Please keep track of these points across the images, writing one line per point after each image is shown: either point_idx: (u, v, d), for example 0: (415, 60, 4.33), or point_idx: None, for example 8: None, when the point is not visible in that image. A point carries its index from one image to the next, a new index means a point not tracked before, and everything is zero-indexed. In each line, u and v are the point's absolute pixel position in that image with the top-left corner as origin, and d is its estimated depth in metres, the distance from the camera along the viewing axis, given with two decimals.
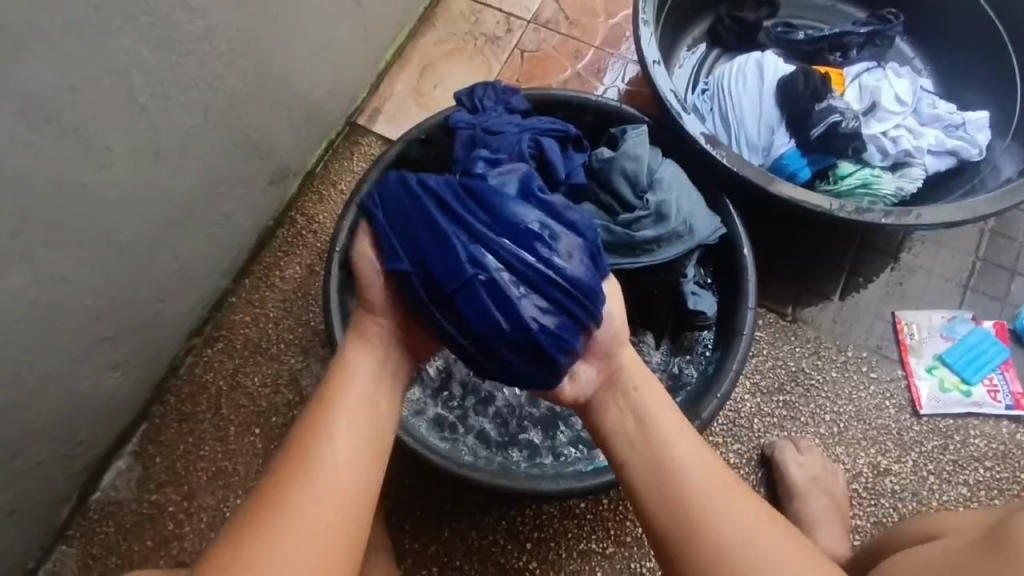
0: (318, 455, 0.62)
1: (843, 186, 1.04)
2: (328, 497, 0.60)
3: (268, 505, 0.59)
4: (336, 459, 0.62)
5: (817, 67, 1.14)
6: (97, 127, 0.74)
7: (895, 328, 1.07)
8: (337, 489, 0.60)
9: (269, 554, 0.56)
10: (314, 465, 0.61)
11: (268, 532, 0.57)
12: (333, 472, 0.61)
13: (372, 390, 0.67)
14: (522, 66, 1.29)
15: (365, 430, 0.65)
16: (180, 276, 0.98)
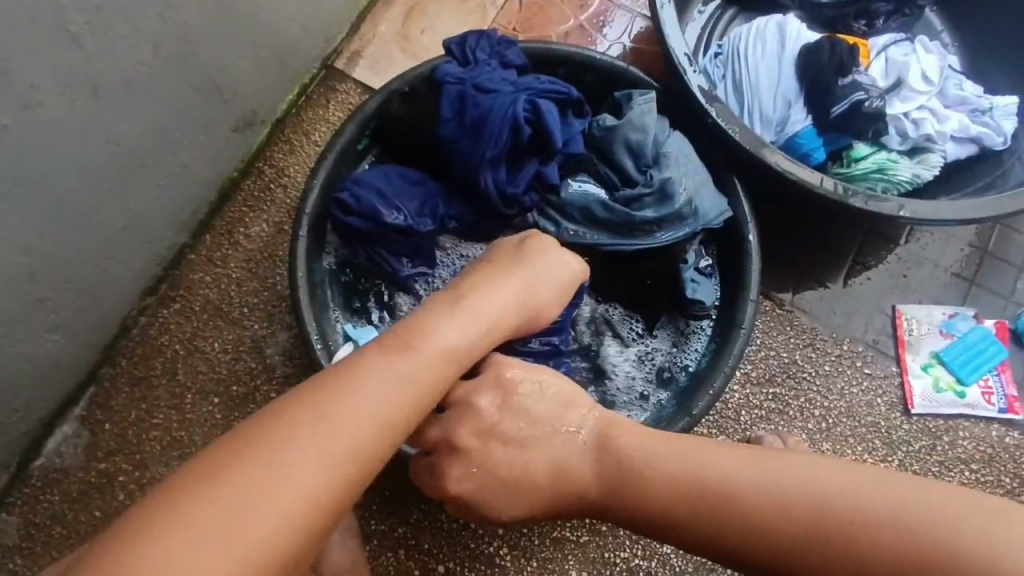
0: (357, 386, 0.55)
1: (857, 170, 0.96)
2: (355, 435, 0.53)
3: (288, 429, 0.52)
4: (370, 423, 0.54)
5: (842, 36, 1.05)
6: (19, 58, 0.63)
7: (894, 323, 1.02)
8: (366, 429, 0.53)
9: (257, 485, 0.49)
10: (348, 395, 0.54)
11: (277, 449, 0.51)
12: (364, 412, 0.54)
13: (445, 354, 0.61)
14: (520, 13, 1.17)
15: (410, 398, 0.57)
16: (129, 231, 0.88)
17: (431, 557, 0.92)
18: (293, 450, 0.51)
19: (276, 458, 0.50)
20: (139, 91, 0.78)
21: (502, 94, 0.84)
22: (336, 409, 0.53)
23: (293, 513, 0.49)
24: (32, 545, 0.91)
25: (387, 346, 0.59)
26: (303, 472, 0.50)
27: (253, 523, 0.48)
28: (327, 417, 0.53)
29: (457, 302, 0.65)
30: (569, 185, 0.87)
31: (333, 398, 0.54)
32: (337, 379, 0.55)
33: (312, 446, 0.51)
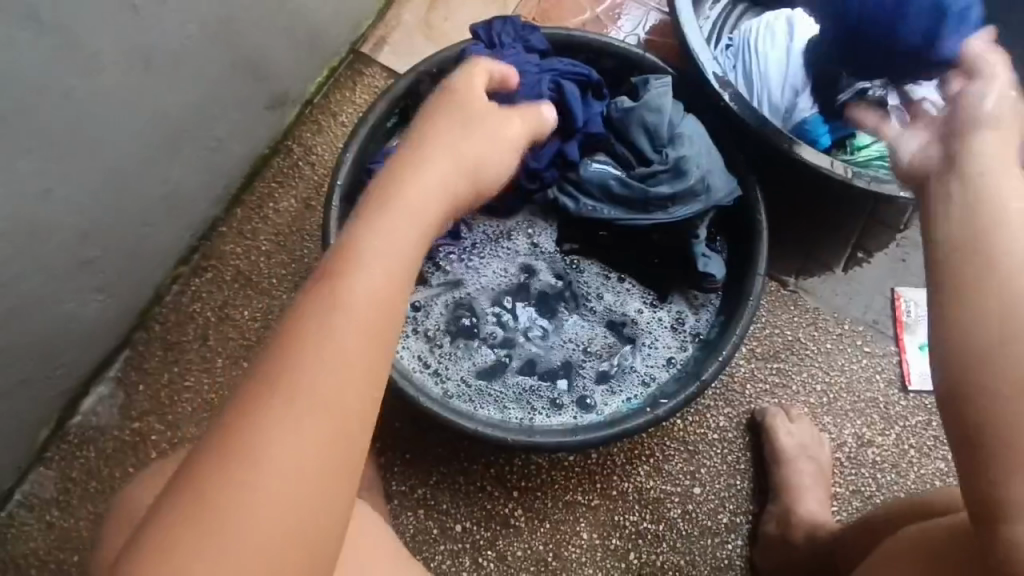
0: (352, 270, 0.51)
1: (860, 157, 1.01)
2: (374, 308, 0.50)
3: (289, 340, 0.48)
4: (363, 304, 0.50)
5: None
6: (85, 28, 0.68)
7: (894, 304, 1.07)
8: (376, 306, 0.50)
9: (269, 411, 0.46)
10: (349, 275, 0.51)
11: (297, 355, 0.47)
12: (371, 289, 0.50)
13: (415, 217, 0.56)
14: (538, 5, 1.22)
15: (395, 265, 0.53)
16: (169, 200, 0.93)
17: (449, 517, 0.97)
18: (314, 354, 0.47)
19: (302, 367, 0.47)
20: (187, 65, 0.82)
21: (528, 74, 0.89)
22: (341, 297, 0.49)
23: (343, 403, 0.47)
24: (68, 498, 0.96)
25: (363, 227, 0.54)
26: (336, 357, 0.48)
27: (305, 425, 0.46)
28: (336, 310, 0.49)
29: (412, 174, 0.59)
30: (588, 162, 0.91)
31: (334, 287, 0.50)
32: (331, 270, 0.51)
33: (333, 337, 0.48)
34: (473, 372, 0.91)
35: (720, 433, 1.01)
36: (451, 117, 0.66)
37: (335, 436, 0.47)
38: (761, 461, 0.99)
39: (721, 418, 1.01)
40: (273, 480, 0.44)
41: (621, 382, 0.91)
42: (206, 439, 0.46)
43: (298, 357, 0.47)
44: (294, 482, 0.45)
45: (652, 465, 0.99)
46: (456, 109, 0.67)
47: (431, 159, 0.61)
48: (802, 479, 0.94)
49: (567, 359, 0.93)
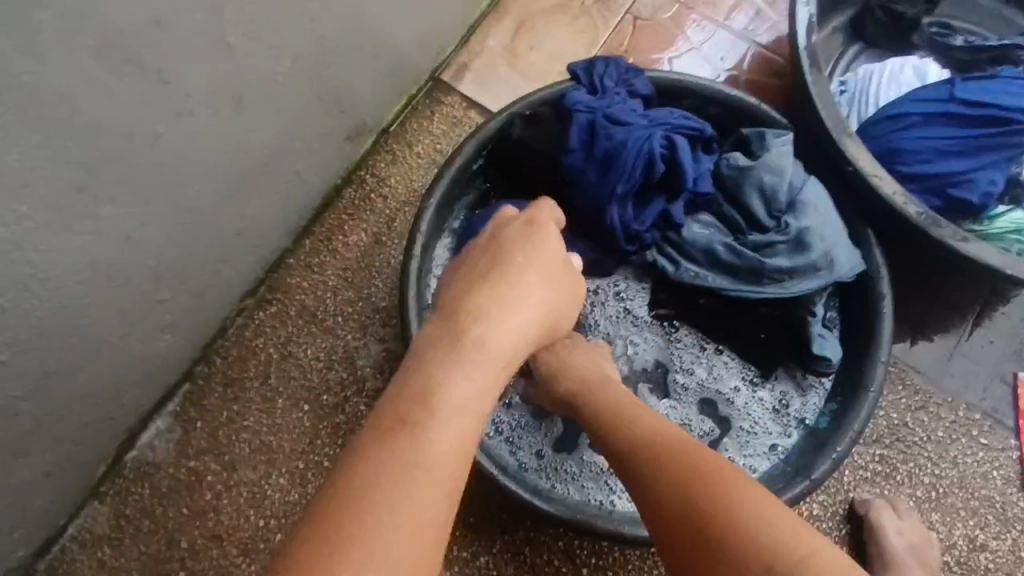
0: (440, 396, 0.48)
1: (989, 231, 0.90)
2: (464, 430, 0.48)
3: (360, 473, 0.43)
4: (445, 439, 0.46)
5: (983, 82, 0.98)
6: (180, 70, 0.63)
7: (1016, 394, 0.96)
8: (470, 431, 0.48)
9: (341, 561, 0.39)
10: (440, 398, 0.48)
11: (389, 474, 0.43)
12: (453, 421, 0.47)
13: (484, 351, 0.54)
14: (631, 36, 1.14)
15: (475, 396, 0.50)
16: (244, 237, 0.88)
17: None
18: (400, 486, 0.43)
19: (397, 489, 0.43)
20: (276, 101, 0.77)
21: (635, 127, 0.81)
22: (430, 421, 0.47)
23: (425, 542, 0.42)
24: (121, 536, 0.93)
25: (447, 355, 0.52)
26: (417, 504, 0.43)
27: (399, 553, 0.41)
28: (430, 435, 0.46)
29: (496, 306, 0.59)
30: (692, 223, 0.83)
31: (424, 410, 0.47)
32: (418, 395, 0.48)
33: (436, 446, 0.45)
34: (549, 444, 0.84)
35: (813, 522, 0.92)
36: (529, 245, 0.66)
37: (423, 568, 0.41)
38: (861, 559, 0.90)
39: (815, 506, 0.92)
40: None
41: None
42: None
43: (394, 476, 0.43)
44: None
45: None
46: (536, 236, 0.66)
47: (516, 294, 0.61)
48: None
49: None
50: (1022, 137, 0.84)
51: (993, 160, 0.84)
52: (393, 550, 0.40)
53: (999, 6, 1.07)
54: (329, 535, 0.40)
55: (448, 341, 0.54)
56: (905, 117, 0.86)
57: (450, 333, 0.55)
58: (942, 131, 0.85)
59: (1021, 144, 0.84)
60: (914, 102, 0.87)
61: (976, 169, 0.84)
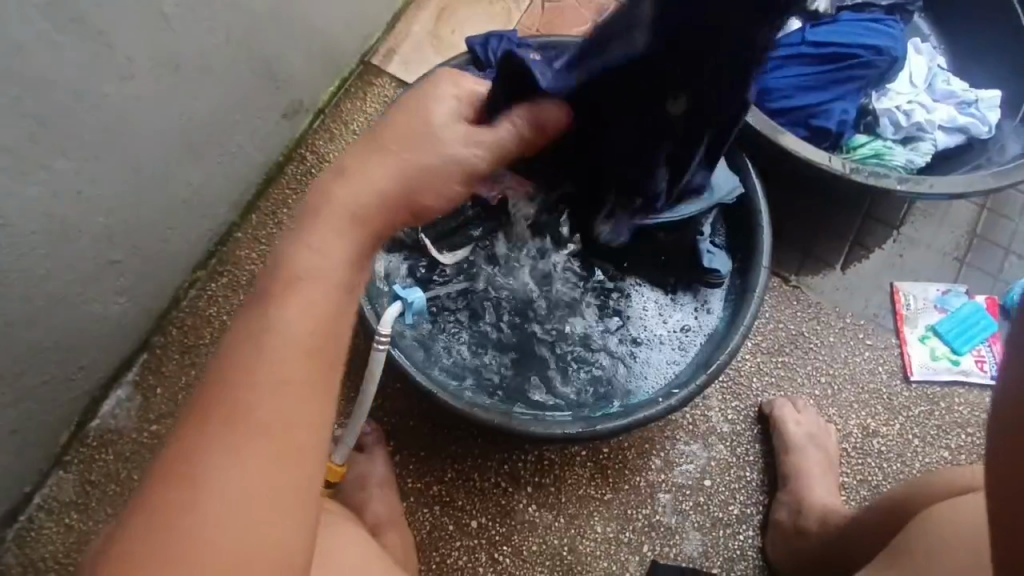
0: (246, 381, 0.51)
1: (855, 156, 1.04)
2: (266, 429, 0.50)
3: (203, 424, 0.50)
4: (271, 392, 0.51)
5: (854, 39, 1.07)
6: (121, 36, 0.71)
7: (892, 298, 1.10)
8: (292, 387, 0.52)
9: (190, 487, 0.48)
10: (230, 425, 0.50)
11: (183, 515, 0.47)
12: (280, 370, 0.52)
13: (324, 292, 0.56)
14: (542, 16, 1.26)
15: (303, 334, 0.54)
16: (191, 204, 0.96)
17: (466, 512, 0.98)
18: (229, 437, 0.49)
19: (231, 443, 0.49)
20: (211, 73, 0.86)
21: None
22: (247, 382, 0.51)
23: (280, 467, 0.50)
24: (87, 501, 0.97)
25: (234, 384, 0.51)
26: (257, 441, 0.50)
27: (243, 481, 0.49)
28: (249, 400, 0.51)
29: (289, 291, 0.55)
30: None
31: (236, 386, 0.51)
32: (205, 430, 0.50)
33: (240, 434, 0.50)
34: (489, 365, 0.94)
35: (729, 426, 1.03)
36: (335, 190, 0.58)
37: (280, 485, 0.50)
38: (771, 451, 1.02)
39: (730, 412, 1.04)
40: (211, 540, 0.47)
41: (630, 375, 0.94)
42: (136, 500, 0.48)
43: (191, 512, 0.47)
44: (237, 543, 0.47)
45: (663, 458, 1.01)
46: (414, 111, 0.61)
47: (304, 281, 0.55)
48: (811, 468, 0.97)
49: (579, 351, 0.96)
50: (865, 71, 0.98)
51: (844, 93, 0.99)
52: (242, 467, 0.49)
53: None
54: (180, 469, 0.48)
55: (235, 360, 0.52)
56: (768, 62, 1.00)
57: (236, 358, 0.52)
58: (800, 70, 0.99)
59: (866, 77, 0.98)
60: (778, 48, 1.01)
61: (830, 101, 0.98)
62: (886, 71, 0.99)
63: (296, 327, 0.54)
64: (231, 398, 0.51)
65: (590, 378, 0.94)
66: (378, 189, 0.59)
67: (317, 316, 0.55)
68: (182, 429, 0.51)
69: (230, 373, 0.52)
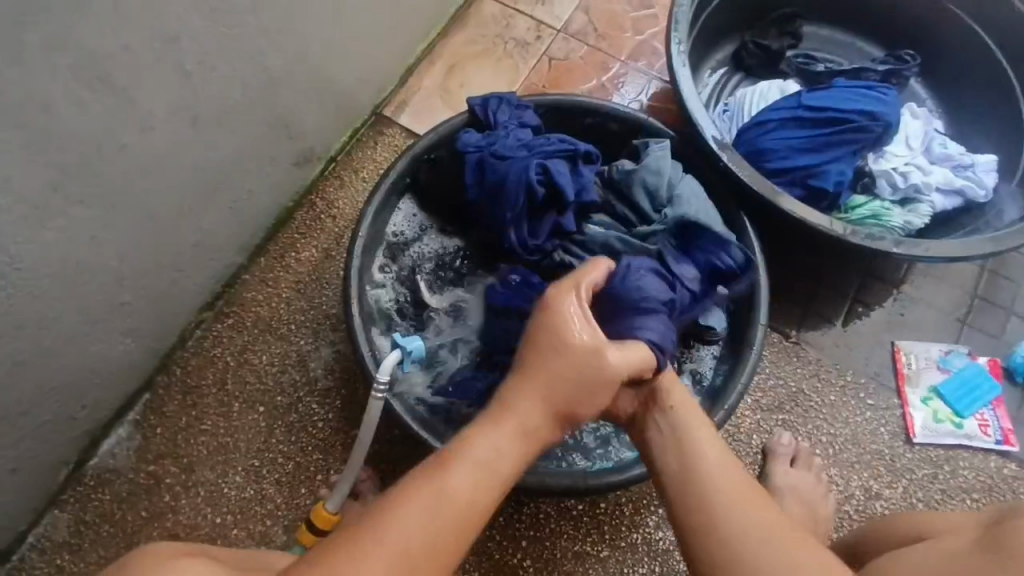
0: (405, 515, 0.56)
1: (853, 217, 1.04)
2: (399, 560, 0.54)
3: (353, 540, 0.55)
4: (413, 530, 0.56)
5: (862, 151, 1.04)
6: (144, 91, 0.75)
7: (894, 357, 1.10)
8: (438, 529, 0.56)
9: None
10: (391, 534, 0.55)
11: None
12: (423, 524, 0.56)
13: (536, 421, 0.65)
14: (549, 73, 1.30)
15: (477, 487, 0.60)
16: (201, 249, 0.98)
17: (458, 567, 0.97)
18: (368, 560, 0.54)
19: (364, 560, 0.54)
20: (229, 124, 0.90)
21: (517, 158, 0.96)
22: (403, 514, 0.56)
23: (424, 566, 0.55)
24: (80, 542, 0.96)
25: (413, 491, 0.58)
26: (399, 548, 0.55)
27: None
28: (388, 530, 0.55)
29: (507, 410, 0.65)
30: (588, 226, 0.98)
31: (381, 521, 0.56)
32: (379, 523, 0.56)
33: (370, 562, 0.54)
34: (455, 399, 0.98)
35: None
36: (477, 439, 0.63)
37: None
38: None
39: None
40: None
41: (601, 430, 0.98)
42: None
43: None
44: None
45: (661, 515, 1.00)
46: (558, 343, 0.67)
47: (482, 442, 0.63)
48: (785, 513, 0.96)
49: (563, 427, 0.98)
50: (860, 135, 1.03)
51: (841, 154, 1.02)
52: None
53: (852, 39, 1.26)
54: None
55: (401, 499, 0.57)
56: (766, 124, 1.05)
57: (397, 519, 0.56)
58: (797, 132, 1.03)
59: (861, 140, 1.03)
60: (776, 110, 1.05)
61: (828, 162, 1.01)
62: (880, 134, 1.04)
63: (465, 492, 0.59)
64: (396, 508, 0.57)
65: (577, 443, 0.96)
66: (546, 416, 0.66)
67: (501, 461, 0.62)
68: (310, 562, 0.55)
69: (372, 526, 0.56)
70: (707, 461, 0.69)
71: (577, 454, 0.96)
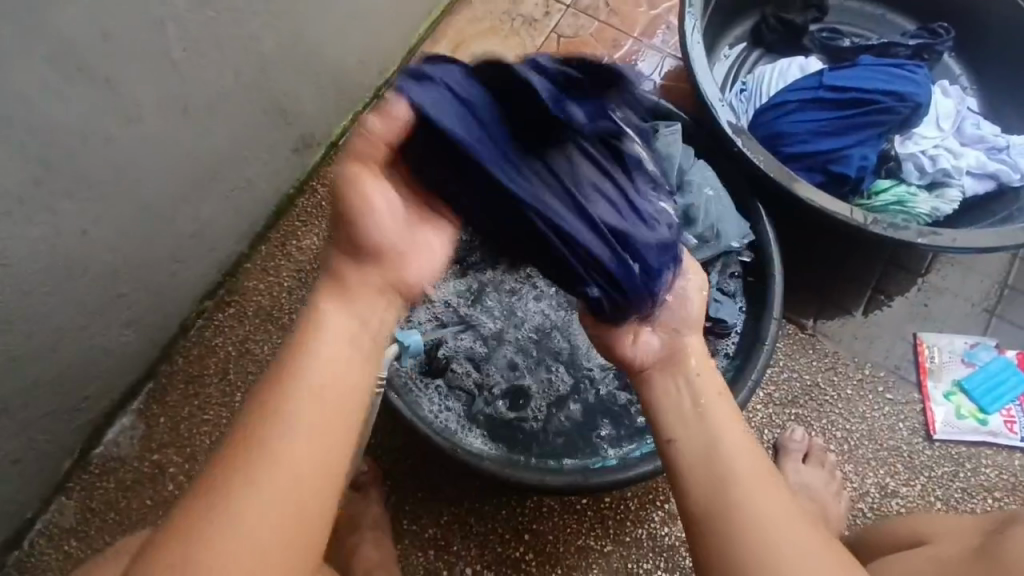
0: (252, 469, 0.46)
1: (876, 202, 0.98)
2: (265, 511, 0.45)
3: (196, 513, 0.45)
4: (269, 479, 0.45)
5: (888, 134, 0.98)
6: (129, 80, 0.73)
7: (916, 350, 1.05)
8: (294, 478, 0.46)
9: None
10: (241, 492, 0.45)
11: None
12: (273, 473, 0.46)
13: (355, 339, 0.53)
14: (557, 51, 1.24)
15: (317, 429, 0.48)
16: (198, 239, 0.97)
17: (460, 559, 0.96)
18: (222, 521, 0.44)
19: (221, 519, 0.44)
20: (221, 111, 0.87)
21: None
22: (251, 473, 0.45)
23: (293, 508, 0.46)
24: (86, 529, 0.97)
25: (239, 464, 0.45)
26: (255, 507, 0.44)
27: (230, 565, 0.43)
28: (233, 492, 0.45)
29: (309, 345, 0.51)
30: None
31: (224, 483, 0.45)
32: (222, 491, 0.45)
33: (223, 526, 0.44)
34: (455, 393, 0.96)
35: None
36: (300, 378, 0.49)
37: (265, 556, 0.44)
38: None
39: None
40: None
41: (605, 425, 0.95)
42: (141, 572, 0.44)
43: None
44: None
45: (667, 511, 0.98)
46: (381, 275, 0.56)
47: (303, 382, 0.49)
48: None
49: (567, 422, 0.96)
50: (886, 117, 0.96)
51: (865, 138, 0.96)
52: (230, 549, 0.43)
53: (881, 11, 1.19)
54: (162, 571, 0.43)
55: (243, 456, 0.46)
56: (785, 105, 0.99)
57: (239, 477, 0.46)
58: (818, 115, 0.97)
59: (887, 123, 0.97)
60: (795, 91, 1.00)
61: (850, 146, 0.96)
62: (908, 116, 0.98)
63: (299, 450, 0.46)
64: (243, 466, 0.46)
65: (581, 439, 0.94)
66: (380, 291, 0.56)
67: (349, 387, 0.51)
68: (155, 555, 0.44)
69: (218, 485, 0.45)
70: (726, 449, 0.57)
71: (580, 450, 0.94)
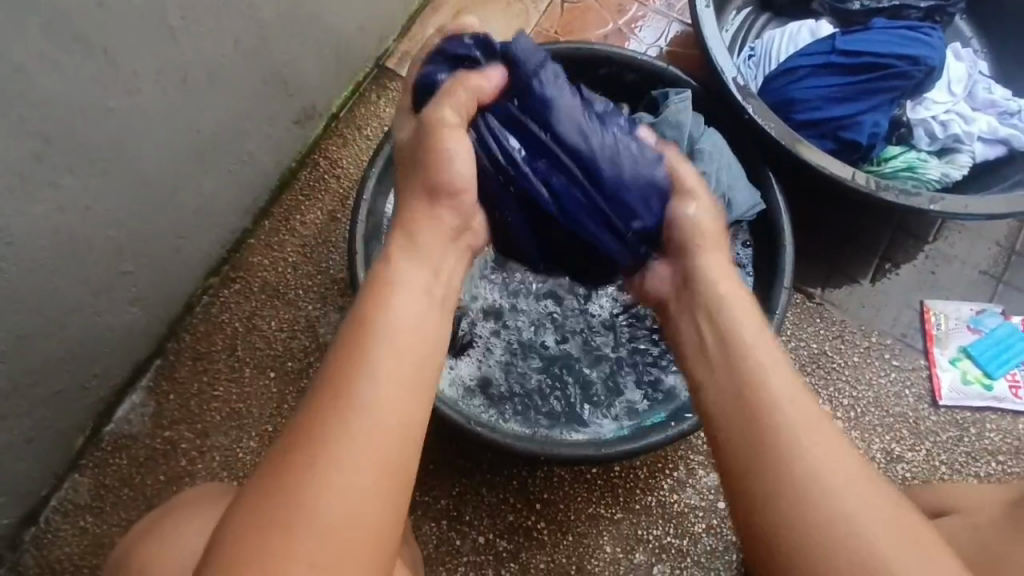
0: (339, 428, 0.45)
1: (886, 169, 0.97)
2: (355, 468, 0.44)
3: (285, 475, 0.44)
4: (364, 431, 0.45)
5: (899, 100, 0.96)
6: (126, 51, 0.71)
7: (922, 317, 1.05)
8: (381, 438, 0.46)
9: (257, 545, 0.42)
10: (331, 455, 0.44)
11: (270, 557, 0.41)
12: (366, 426, 0.45)
13: (427, 297, 0.55)
14: (560, 17, 1.21)
15: (404, 384, 0.48)
16: (201, 214, 0.95)
17: (473, 529, 0.97)
18: (313, 483, 0.43)
19: (310, 476, 0.43)
20: (221, 82, 0.85)
21: None
22: (338, 432, 0.45)
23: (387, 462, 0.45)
24: (102, 505, 0.98)
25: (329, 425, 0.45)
26: (350, 463, 0.44)
27: (331, 519, 0.43)
28: (324, 452, 0.44)
29: (381, 317, 0.51)
30: None
31: (307, 450, 0.44)
32: (308, 453, 0.44)
33: (315, 485, 0.43)
34: (466, 366, 0.96)
35: None
36: (371, 344, 0.49)
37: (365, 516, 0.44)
38: None
39: None
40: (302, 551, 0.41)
41: (614, 399, 0.96)
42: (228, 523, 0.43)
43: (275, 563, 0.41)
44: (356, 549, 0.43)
45: (676, 479, 0.99)
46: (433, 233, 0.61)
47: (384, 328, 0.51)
48: None
49: (575, 394, 0.96)
50: (898, 81, 0.95)
51: (877, 103, 0.95)
52: (332, 508, 0.43)
53: None
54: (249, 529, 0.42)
55: (324, 418, 0.45)
56: (796, 71, 0.98)
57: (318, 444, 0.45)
58: (829, 80, 0.96)
59: (900, 87, 0.95)
60: (806, 56, 0.98)
61: (862, 112, 0.94)
62: (921, 81, 0.96)
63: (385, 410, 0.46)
64: (324, 432, 0.45)
65: (588, 411, 0.95)
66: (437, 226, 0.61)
67: (425, 317, 0.53)
68: (242, 506, 0.44)
69: (303, 439, 0.45)
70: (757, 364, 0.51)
71: (588, 421, 0.94)
